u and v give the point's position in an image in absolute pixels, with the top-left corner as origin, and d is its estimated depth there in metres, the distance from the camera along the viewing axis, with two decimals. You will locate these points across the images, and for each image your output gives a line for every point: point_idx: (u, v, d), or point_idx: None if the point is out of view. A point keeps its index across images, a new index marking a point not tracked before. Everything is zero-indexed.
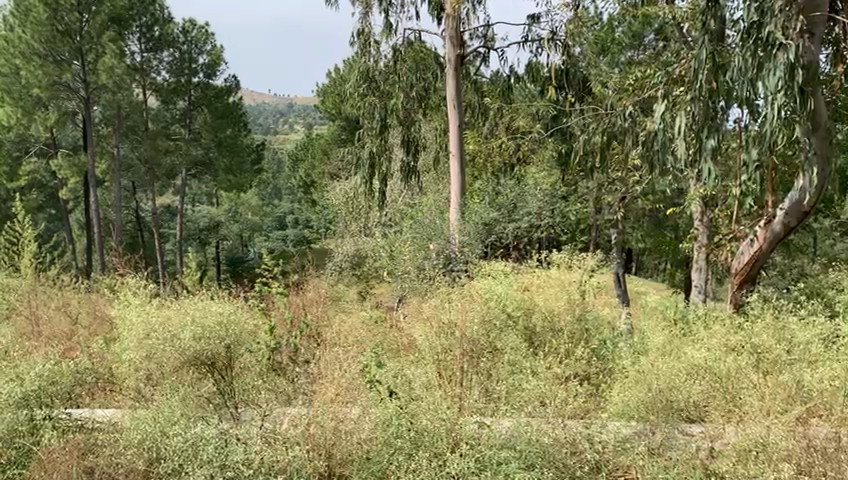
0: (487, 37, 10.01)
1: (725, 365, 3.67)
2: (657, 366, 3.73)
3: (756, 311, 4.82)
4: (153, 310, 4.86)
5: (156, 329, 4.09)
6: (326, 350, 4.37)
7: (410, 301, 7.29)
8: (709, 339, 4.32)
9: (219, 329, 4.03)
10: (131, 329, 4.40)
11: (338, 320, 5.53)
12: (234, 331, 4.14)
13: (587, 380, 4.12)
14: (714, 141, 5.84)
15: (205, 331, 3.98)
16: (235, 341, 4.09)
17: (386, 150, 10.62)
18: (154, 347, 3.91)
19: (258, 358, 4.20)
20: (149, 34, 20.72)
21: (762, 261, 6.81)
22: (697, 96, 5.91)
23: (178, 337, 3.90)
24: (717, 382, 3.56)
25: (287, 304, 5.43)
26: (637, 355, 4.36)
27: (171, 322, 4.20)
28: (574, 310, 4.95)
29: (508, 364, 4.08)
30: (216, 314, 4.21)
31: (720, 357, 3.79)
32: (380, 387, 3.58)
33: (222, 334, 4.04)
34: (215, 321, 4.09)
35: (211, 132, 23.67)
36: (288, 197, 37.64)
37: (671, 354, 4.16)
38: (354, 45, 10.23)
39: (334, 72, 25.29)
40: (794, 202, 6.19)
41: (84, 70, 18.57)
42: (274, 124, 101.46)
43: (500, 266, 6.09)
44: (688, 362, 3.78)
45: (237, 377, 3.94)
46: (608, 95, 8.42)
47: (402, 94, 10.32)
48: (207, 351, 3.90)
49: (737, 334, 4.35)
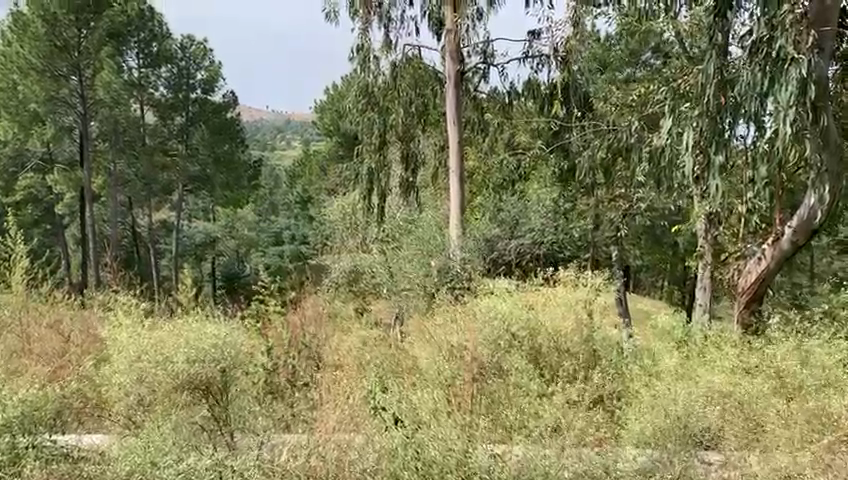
0: (487, 53, 9.92)
1: (743, 390, 3.56)
2: (673, 391, 3.57)
3: (771, 337, 4.68)
4: (146, 330, 4.70)
5: (147, 351, 3.96)
6: (327, 373, 4.26)
7: (409, 319, 7.19)
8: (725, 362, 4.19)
9: (216, 351, 3.92)
10: (122, 350, 4.26)
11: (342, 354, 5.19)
12: (231, 352, 4.01)
13: (596, 402, 3.96)
14: (722, 157, 5.71)
15: (198, 356, 3.86)
16: (232, 364, 3.95)
17: (384, 166, 10.49)
18: (146, 371, 3.83)
19: (255, 380, 4.07)
20: (148, 49, 20.81)
21: (769, 280, 6.67)
22: (704, 112, 5.81)
23: (170, 361, 3.82)
24: (736, 409, 3.42)
25: (285, 321, 5.31)
26: (647, 378, 4.21)
27: (165, 343, 4.06)
28: (582, 331, 4.84)
29: (514, 392, 3.91)
30: (212, 336, 4.07)
31: (736, 382, 3.67)
32: (385, 413, 3.34)
33: (217, 356, 3.92)
34: (209, 342, 3.96)
35: (207, 148, 23.03)
36: (285, 213, 37.60)
37: (685, 378, 4.04)
38: (353, 60, 10.13)
39: (332, 89, 25.31)
40: (803, 220, 6.02)
41: (82, 85, 18.54)
42: (271, 140, 101.68)
43: (503, 284, 5.99)
44: (705, 386, 3.64)
45: (232, 402, 3.78)
46: (609, 110, 8.37)
47: (401, 109, 10.23)
48: (202, 376, 3.81)
49: (753, 356, 4.22)
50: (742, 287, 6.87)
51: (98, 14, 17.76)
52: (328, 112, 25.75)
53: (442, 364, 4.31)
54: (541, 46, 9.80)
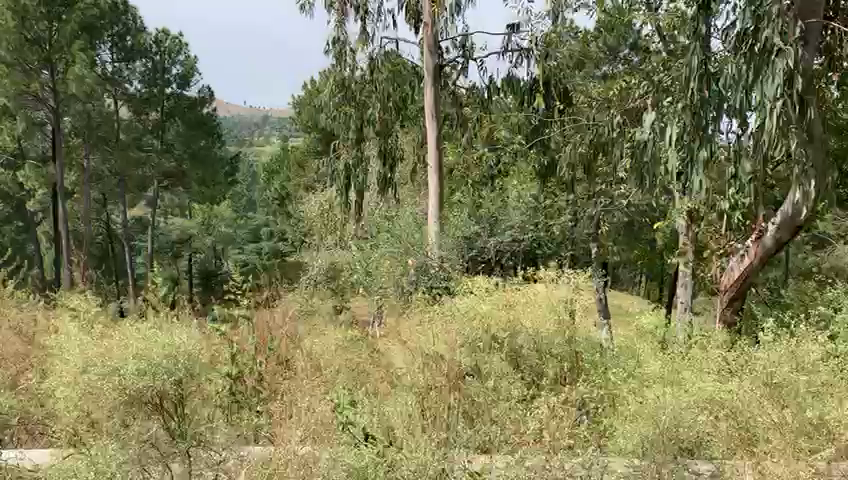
0: (465, 47, 9.72)
1: (732, 389, 3.44)
2: (663, 399, 3.43)
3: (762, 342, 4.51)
4: (104, 341, 4.41)
5: (95, 363, 3.75)
6: (299, 381, 4.04)
7: (387, 319, 6.99)
8: (714, 369, 4.05)
9: (168, 362, 3.65)
10: (61, 361, 4.26)
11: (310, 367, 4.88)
12: (187, 362, 3.77)
13: (585, 413, 3.79)
14: (706, 153, 5.59)
15: (148, 368, 3.57)
16: (187, 376, 3.72)
17: (362, 162, 10.25)
18: (93, 383, 3.62)
19: (217, 389, 4.04)
20: (122, 43, 20.36)
21: (752, 278, 6.57)
22: (688, 107, 5.64)
23: (118, 374, 3.55)
24: (724, 411, 3.29)
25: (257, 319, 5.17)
26: (633, 384, 4.07)
27: (112, 354, 3.84)
28: (564, 332, 4.71)
29: (493, 405, 3.71)
30: (165, 341, 3.85)
31: (728, 386, 3.51)
32: (353, 429, 3.25)
33: (169, 367, 3.65)
34: (161, 352, 3.71)
35: (182, 145, 22.84)
36: (262, 209, 37.19)
37: (674, 385, 3.90)
38: (328, 53, 9.89)
39: (310, 84, 24.98)
40: (787, 216, 5.94)
41: (53, 79, 17.92)
42: (249, 136, 100.81)
43: (483, 283, 5.82)
44: (691, 392, 3.52)
45: (189, 417, 3.63)
46: (591, 105, 8.21)
47: (379, 104, 9.94)
48: (151, 390, 3.54)
49: (746, 362, 4.07)
50: (725, 286, 6.77)
51: (70, 7, 17.30)
52: (305, 107, 25.37)
53: (415, 376, 4.09)
54: (519, 40, 9.60)
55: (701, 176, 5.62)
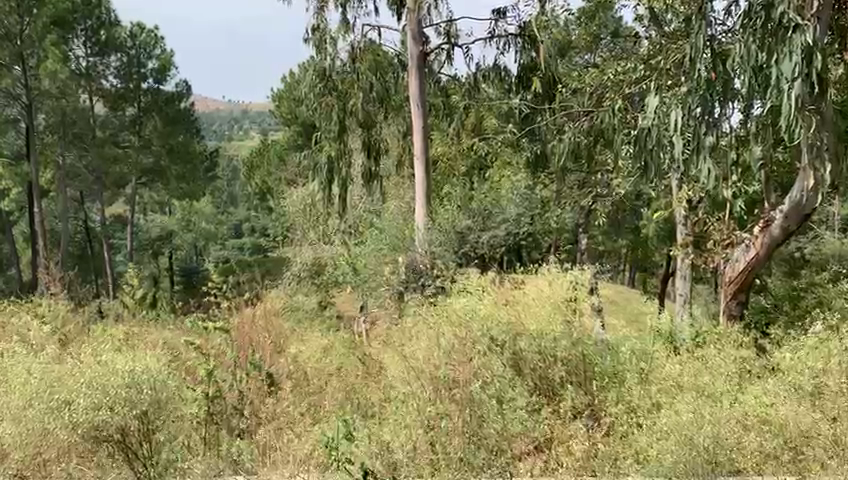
0: (450, 33, 9.34)
1: (772, 408, 3.27)
2: (696, 417, 3.29)
3: (785, 351, 4.17)
4: (59, 369, 4.03)
5: (45, 395, 3.54)
6: (298, 423, 3.91)
7: (379, 324, 6.68)
8: (733, 383, 3.86)
9: (131, 394, 3.45)
10: (15, 378, 4.00)
11: (294, 382, 4.49)
12: (151, 390, 3.57)
13: (604, 440, 3.65)
14: (713, 137, 5.29)
15: (105, 401, 3.37)
16: (153, 408, 3.47)
17: (345, 155, 9.80)
18: (41, 418, 3.35)
19: (195, 411, 3.78)
20: (95, 37, 20.00)
21: (758, 269, 6.29)
22: (692, 89, 5.31)
23: (70, 408, 3.35)
24: (769, 430, 3.11)
25: (239, 332, 4.91)
26: (663, 398, 3.83)
27: (66, 382, 3.71)
28: (571, 335, 4.36)
29: (508, 437, 3.53)
30: (126, 371, 3.71)
31: (769, 401, 3.36)
32: (348, 467, 3.10)
33: (132, 398, 3.44)
34: (124, 383, 3.52)
35: (160, 139, 21.63)
36: (245, 204, 36.68)
37: (707, 397, 3.71)
38: (308, 42, 9.47)
39: (289, 77, 24.46)
40: (795, 202, 5.65)
41: (25, 75, 17.38)
42: (229, 129, 99.75)
43: (476, 282, 5.59)
44: (734, 410, 3.35)
45: (156, 450, 3.28)
46: (583, 92, 7.93)
47: (361, 94, 9.54)
48: (111, 426, 3.25)
49: (786, 371, 3.80)
50: (728, 277, 6.49)
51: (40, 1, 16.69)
52: (284, 101, 24.81)
53: (407, 408, 3.79)
54: (506, 26, 9.24)
55: (706, 165, 5.33)
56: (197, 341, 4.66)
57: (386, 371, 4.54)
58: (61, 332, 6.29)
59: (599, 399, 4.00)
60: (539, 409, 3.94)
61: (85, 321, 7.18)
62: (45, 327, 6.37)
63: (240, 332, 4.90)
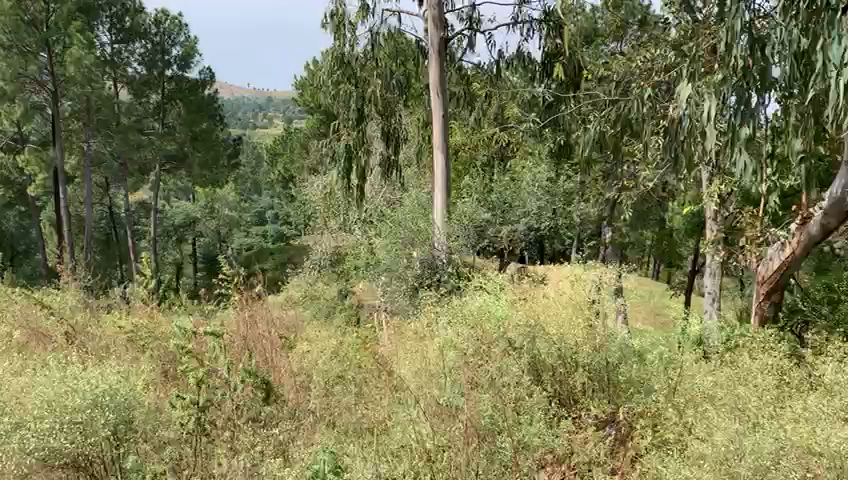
0: (472, 19, 9.01)
1: (818, 429, 2.97)
2: (732, 445, 3.00)
3: (830, 364, 3.84)
4: (21, 380, 3.92)
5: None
6: (299, 436, 3.73)
7: (396, 324, 6.42)
8: (771, 396, 3.56)
9: (91, 417, 3.31)
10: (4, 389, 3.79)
11: (298, 395, 4.27)
12: (117, 408, 3.45)
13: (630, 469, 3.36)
14: (749, 130, 4.88)
15: (64, 423, 3.25)
16: (123, 426, 3.45)
17: (364, 144, 9.51)
18: None
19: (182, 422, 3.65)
20: (120, 23, 19.59)
21: (793, 269, 5.95)
22: (728, 78, 4.94)
23: (22, 431, 3.16)
24: (823, 456, 2.79)
25: (238, 350, 4.76)
26: (699, 410, 3.53)
27: (19, 401, 3.52)
28: (594, 340, 4.12)
29: (518, 453, 3.32)
30: (84, 385, 3.49)
31: (821, 428, 3.01)
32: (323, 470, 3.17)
33: (93, 420, 3.32)
34: (85, 402, 3.36)
35: (185, 126, 21.74)
36: (267, 192, 36.61)
37: (745, 414, 3.40)
38: (327, 27, 9.19)
39: (312, 64, 24.20)
40: (836, 200, 5.27)
41: (50, 61, 17.14)
42: (252, 116, 99.90)
43: (495, 282, 5.31)
44: (775, 432, 3.07)
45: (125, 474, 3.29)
46: (610, 81, 7.57)
47: (380, 81, 9.27)
48: (75, 453, 3.20)
49: (833, 390, 3.47)
50: (762, 277, 6.17)
51: None
52: (307, 88, 24.56)
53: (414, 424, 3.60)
54: (531, 11, 8.91)
55: (742, 156, 4.97)
56: (194, 346, 4.50)
57: (398, 376, 4.30)
58: (68, 325, 6.08)
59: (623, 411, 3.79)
60: (555, 421, 3.72)
61: (96, 313, 6.96)
62: (52, 318, 6.16)
63: (237, 350, 4.79)
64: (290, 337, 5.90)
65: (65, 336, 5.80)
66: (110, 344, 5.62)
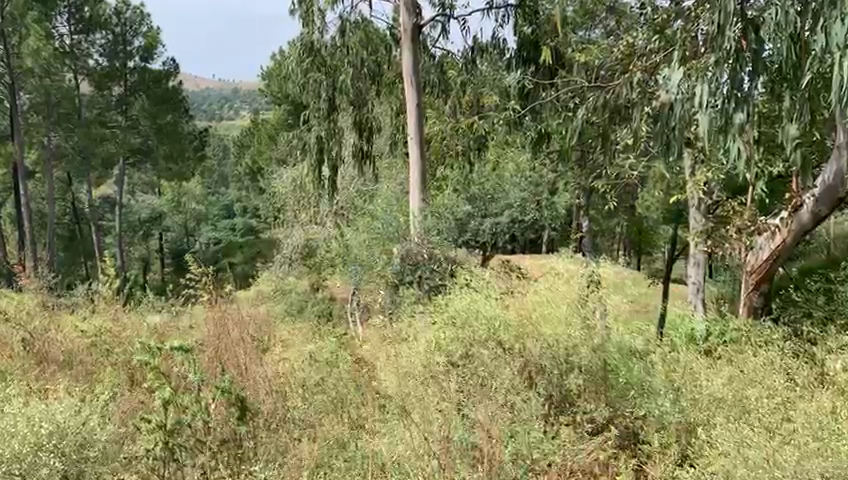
0: (445, 5, 8.71)
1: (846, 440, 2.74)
2: (758, 454, 2.72)
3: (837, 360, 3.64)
4: None
5: None
6: (279, 458, 3.40)
7: (375, 323, 6.17)
8: (782, 398, 3.32)
9: (35, 460, 3.04)
10: None
11: (277, 404, 4.03)
12: (64, 453, 3.15)
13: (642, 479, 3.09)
14: (743, 116, 4.51)
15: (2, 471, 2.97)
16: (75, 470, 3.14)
17: (335, 135, 9.16)
18: None
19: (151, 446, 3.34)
20: (79, 14, 18.95)
21: (782, 259, 5.85)
22: (720, 61, 4.50)
23: None
24: None
25: (212, 364, 4.47)
26: (712, 416, 3.27)
27: None
28: (592, 339, 3.86)
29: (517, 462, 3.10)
30: (27, 423, 3.29)
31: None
32: None
33: (36, 465, 3.03)
34: (27, 446, 3.09)
35: (149, 119, 20.91)
36: (236, 184, 35.99)
37: (760, 417, 3.14)
38: (294, 13, 8.79)
39: (279, 55, 23.67)
40: (828, 187, 5.11)
41: (7, 52, 16.96)
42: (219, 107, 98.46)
43: (481, 279, 5.07)
44: (799, 440, 2.81)
45: None
46: (592, 68, 7.32)
47: (351, 70, 8.89)
48: None
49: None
50: (752, 267, 6.05)
51: None
52: (274, 78, 24.01)
53: (402, 441, 3.39)
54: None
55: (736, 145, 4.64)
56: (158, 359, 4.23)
57: (386, 394, 4.06)
58: (30, 328, 5.73)
59: (621, 412, 3.48)
60: (554, 425, 3.46)
61: (60, 315, 6.61)
62: (8, 324, 5.73)
63: (209, 361, 4.52)
64: (264, 338, 5.61)
65: (24, 344, 5.44)
66: (74, 350, 5.30)
